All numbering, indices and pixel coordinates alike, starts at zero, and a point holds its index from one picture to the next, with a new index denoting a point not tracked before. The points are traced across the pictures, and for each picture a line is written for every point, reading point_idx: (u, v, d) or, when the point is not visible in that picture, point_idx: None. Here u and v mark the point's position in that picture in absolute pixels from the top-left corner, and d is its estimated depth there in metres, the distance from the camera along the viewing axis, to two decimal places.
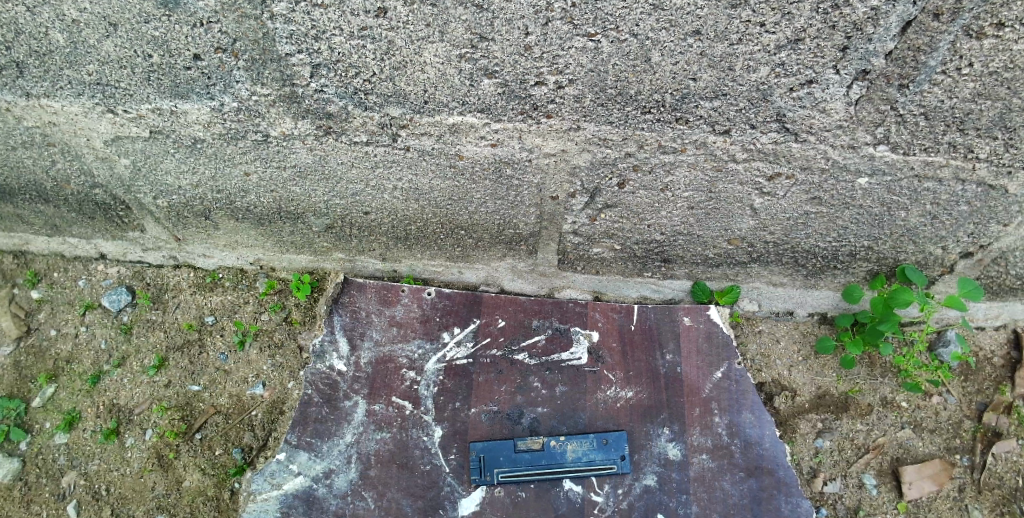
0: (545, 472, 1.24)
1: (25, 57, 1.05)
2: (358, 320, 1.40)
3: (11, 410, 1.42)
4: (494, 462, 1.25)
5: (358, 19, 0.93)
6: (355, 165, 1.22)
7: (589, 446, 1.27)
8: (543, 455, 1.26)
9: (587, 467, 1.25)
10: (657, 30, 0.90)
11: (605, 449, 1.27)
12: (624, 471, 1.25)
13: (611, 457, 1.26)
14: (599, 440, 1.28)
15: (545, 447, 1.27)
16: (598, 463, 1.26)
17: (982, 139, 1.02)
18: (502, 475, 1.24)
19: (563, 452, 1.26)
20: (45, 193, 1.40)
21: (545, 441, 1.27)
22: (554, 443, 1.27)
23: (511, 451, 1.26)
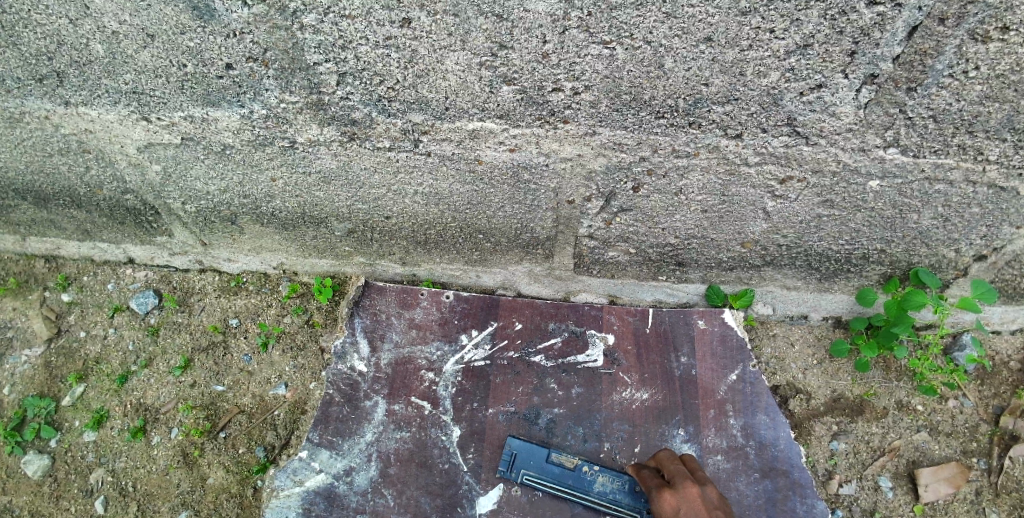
0: (567, 492, 1.22)
1: (65, 67, 1.11)
2: (378, 322, 1.43)
3: (42, 409, 1.47)
4: (521, 462, 1.26)
5: (383, 29, 0.97)
6: (377, 171, 1.26)
7: (620, 484, 1.23)
8: (571, 476, 1.24)
9: (610, 505, 1.21)
10: (670, 37, 0.94)
11: (635, 496, 1.21)
12: None
13: (641, 506, 1.20)
14: (632, 485, 1.23)
15: (575, 468, 1.25)
16: (624, 505, 1.21)
17: (991, 141, 1.04)
18: (526, 477, 1.24)
19: (592, 481, 1.23)
20: (78, 199, 1.45)
21: (577, 462, 1.26)
22: (587, 469, 1.25)
23: (541, 458, 1.26)
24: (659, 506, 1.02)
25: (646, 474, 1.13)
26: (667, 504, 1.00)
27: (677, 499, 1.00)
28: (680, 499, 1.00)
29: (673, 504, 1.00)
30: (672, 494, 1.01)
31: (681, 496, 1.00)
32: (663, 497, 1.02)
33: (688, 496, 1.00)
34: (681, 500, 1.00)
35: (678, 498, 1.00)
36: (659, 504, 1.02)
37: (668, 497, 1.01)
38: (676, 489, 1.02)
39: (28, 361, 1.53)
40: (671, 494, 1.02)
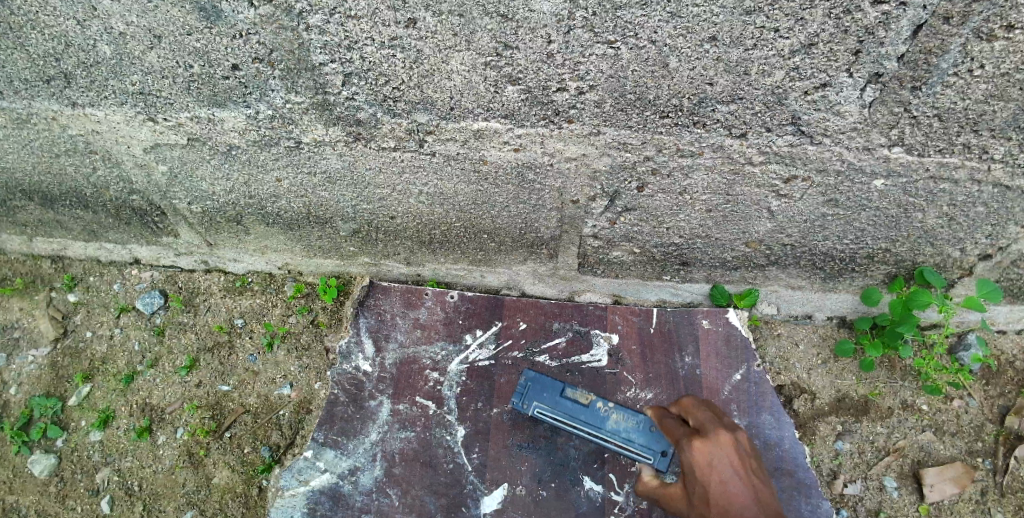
0: (579, 426, 1.18)
1: (73, 68, 1.11)
2: (383, 322, 1.44)
3: (48, 409, 1.47)
4: (531, 393, 1.24)
5: (389, 29, 0.98)
6: (382, 171, 1.26)
7: (635, 424, 1.14)
8: (584, 411, 1.19)
9: (621, 444, 1.13)
10: (674, 36, 0.94)
11: (651, 437, 1.11)
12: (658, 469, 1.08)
13: (654, 449, 1.10)
14: (649, 425, 1.12)
15: (589, 403, 1.19)
16: (638, 446, 1.11)
17: (996, 140, 1.04)
18: (538, 409, 1.23)
19: (605, 418, 1.16)
20: (84, 200, 1.46)
21: (592, 397, 1.20)
22: (602, 405, 1.18)
23: (553, 391, 1.23)
24: (686, 454, 0.83)
25: (668, 421, 0.95)
26: (698, 453, 0.81)
27: (710, 449, 0.81)
28: (712, 447, 0.81)
29: (705, 455, 0.80)
30: (703, 440, 0.82)
31: (714, 444, 0.81)
32: (691, 444, 0.83)
33: (722, 444, 0.81)
34: (714, 448, 0.81)
35: (711, 447, 0.81)
36: (686, 452, 0.83)
37: (698, 444, 0.82)
38: (706, 435, 0.83)
39: (35, 361, 1.53)
40: (702, 441, 0.82)
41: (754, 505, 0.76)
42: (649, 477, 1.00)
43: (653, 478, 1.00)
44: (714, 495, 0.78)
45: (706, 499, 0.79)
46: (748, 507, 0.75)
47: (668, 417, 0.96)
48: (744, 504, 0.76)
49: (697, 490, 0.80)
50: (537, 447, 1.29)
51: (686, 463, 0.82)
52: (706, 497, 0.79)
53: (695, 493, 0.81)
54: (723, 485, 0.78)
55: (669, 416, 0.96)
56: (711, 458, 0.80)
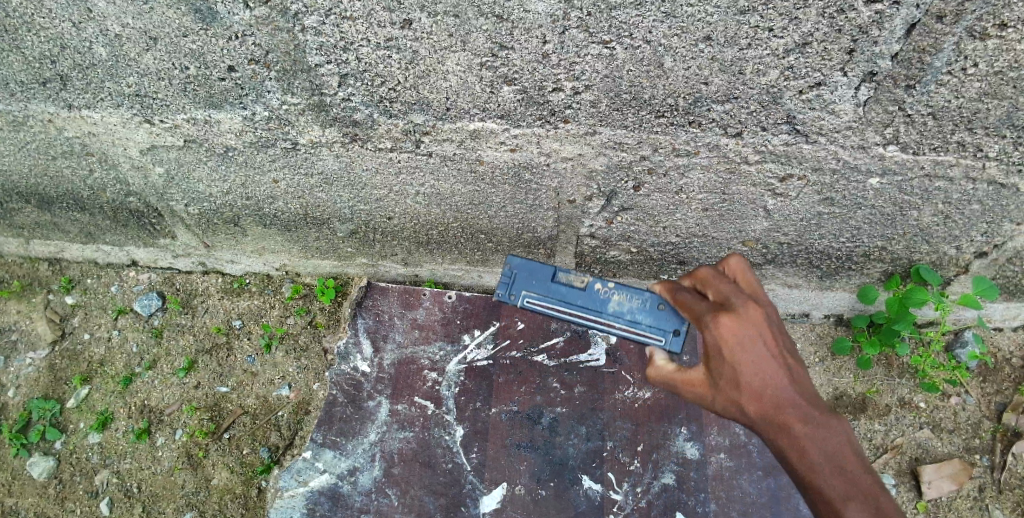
0: (580, 311, 1.12)
1: (69, 70, 1.11)
2: (381, 322, 1.44)
3: (47, 411, 1.47)
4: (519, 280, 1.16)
5: (384, 30, 0.98)
6: (379, 171, 1.27)
7: (638, 304, 1.10)
8: (582, 295, 1.13)
9: (626, 326, 1.10)
10: (669, 36, 0.94)
11: (660, 317, 1.08)
12: (671, 348, 1.07)
13: (663, 328, 1.08)
14: (656, 304, 1.09)
15: (586, 285, 1.13)
16: (645, 327, 1.09)
17: (991, 138, 1.05)
18: (529, 299, 1.15)
19: (606, 300, 1.12)
20: (81, 202, 1.46)
21: (589, 279, 1.14)
22: (599, 287, 1.13)
23: (544, 275, 1.15)
24: (714, 331, 0.80)
25: (686, 299, 0.90)
26: (728, 330, 0.78)
27: (741, 324, 0.78)
28: (742, 324, 0.79)
29: (736, 331, 0.78)
30: (734, 317, 0.79)
31: (744, 321, 0.79)
32: (721, 320, 0.80)
33: (753, 319, 0.79)
34: (746, 325, 0.79)
35: (742, 324, 0.79)
36: (714, 328, 0.80)
37: (727, 321, 0.79)
38: (735, 312, 0.80)
39: (33, 364, 1.53)
40: (732, 318, 0.79)
41: (789, 385, 0.77)
42: (662, 362, 0.94)
43: (667, 363, 0.93)
44: (746, 375, 0.78)
45: (737, 379, 0.78)
46: (783, 387, 0.77)
47: (686, 294, 0.91)
48: (779, 384, 0.77)
49: (725, 369, 0.79)
50: (536, 446, 1.29)
51: (713, 339, 0.80)
52: (736, 377, 0.79)
53: (722, 373, 0.80)
54: (756, 365, 0.77)
55: (687, 293, 0.91)
56: (743, 335, 0.78)
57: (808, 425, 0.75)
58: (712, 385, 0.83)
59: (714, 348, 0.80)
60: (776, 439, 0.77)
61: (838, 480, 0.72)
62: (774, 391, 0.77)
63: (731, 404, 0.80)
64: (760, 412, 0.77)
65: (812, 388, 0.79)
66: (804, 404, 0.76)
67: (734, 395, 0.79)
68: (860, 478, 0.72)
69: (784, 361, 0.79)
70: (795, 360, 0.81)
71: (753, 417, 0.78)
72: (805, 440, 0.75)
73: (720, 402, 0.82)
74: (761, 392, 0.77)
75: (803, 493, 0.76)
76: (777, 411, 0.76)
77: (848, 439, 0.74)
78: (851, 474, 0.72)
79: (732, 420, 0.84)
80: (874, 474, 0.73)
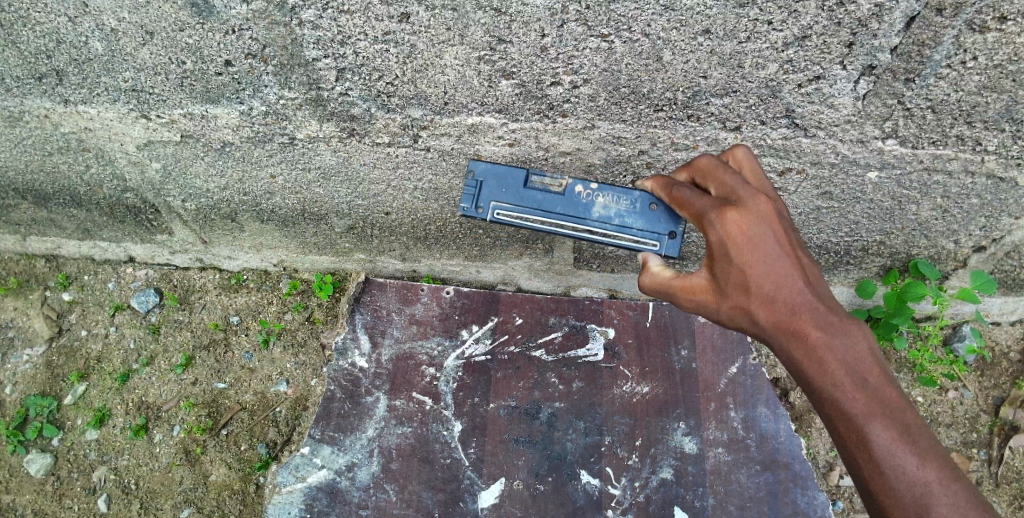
0: (564, 218, 1.08)
1: (65, 65, 1.11)
2: (379, 318, 1.43)
3: (43, 408, 1.47)
4: (495, 192, 1.11)
5: (382, 24, 0.98)
6: (377, 166, 1.26)
7: (626, 208, 1.07)
8: (565, 202, 1.09)
9: (616, 232, 1.07)
10: (668, 29, 0.94)
11: (650, 218, 1.06)
12: (667, 252, 1.05)
13: (655, 232, 1.05)
14: (645, 204, 1.06)
15: (568, 190, 1.09)
16: (637, 232, 1.06)
17: (989, 131, 1.05)
18: (505, 211, 1.09)
19: (592, 206, 1.08)
20: (78, 198, 1.45)
21: (570, 182, 1.09)
22: (581, 190, 1.09)
23: (521, 184, 1.10)
24: (720, 227, 0.75)
25: (686, 196, 0.84)
26: (736, 227, 0.74)
27: (750, 221, 0.74)
28: (751, 220, 0.74)
29: (746, 228, 0.74)
30: (742, 212, 0.74)
31: (753, 217, 0.74)
32: (728, 215, 0.75)
33: (761, 212, 0.75)
34: (754, 219, 0.74)
35: (750, 219, 0.74)
36: (720, 225, 0.76)
37: (735, 217, 0.75)
38: (743, 206, 0.75)
39: (30, 361, 1.53)
40: (739, 214, 0.75)
41: (802, 286, 0.74)
42: (658, 268, 0.88)
43: (665, 270, 0.87)
44: (755, 277, 0.74)
45: (745, 282, 0.75)
46: (795, 287, 0.73)
47: (685, 191, 0.85)
48: (791, 285, 0.73)
49: (733, 273, 0.76)
50: (534, 441, 1.29)
51: (719, 237, 0.76)
52: (744, 279, 0.75)
53: (728, 277, 0.76)
54: (766, 265, 0.74)
55: (685, 190, 0.85)
56: (751, 230, 0.74)
57: (823, 328, 0.71)
58: (717, 290, 0.79)
59: (719, 247, 0.76)
60: (786, 345, 0.74)
61: (857, 388, 0.68)
62: (786, 293, 0.73)
63: (738, 310, 0.77)
64: (771, 317, 0.74)
65: (825, 288, 0.76)
66: (818, 305, 0.73)
67: (742, 300, 0.76)
68: (879, 385, 0.68)
69: (795, 260, 0.75)
70: (806, 258, 0.77)
71: (763, 322, 0.75)
72: (821, 345, 0.71)
73: (725, 309, 0.79)
74: (771, 294, 0.74)
75: (815, 403, 0.73)
76: (789, 315, 0.73)
77: (867, 341, 0.70)
78: (871, 381, 0.68)
79: (737, 328, 0.80)
80: (894, 381, 0.69)
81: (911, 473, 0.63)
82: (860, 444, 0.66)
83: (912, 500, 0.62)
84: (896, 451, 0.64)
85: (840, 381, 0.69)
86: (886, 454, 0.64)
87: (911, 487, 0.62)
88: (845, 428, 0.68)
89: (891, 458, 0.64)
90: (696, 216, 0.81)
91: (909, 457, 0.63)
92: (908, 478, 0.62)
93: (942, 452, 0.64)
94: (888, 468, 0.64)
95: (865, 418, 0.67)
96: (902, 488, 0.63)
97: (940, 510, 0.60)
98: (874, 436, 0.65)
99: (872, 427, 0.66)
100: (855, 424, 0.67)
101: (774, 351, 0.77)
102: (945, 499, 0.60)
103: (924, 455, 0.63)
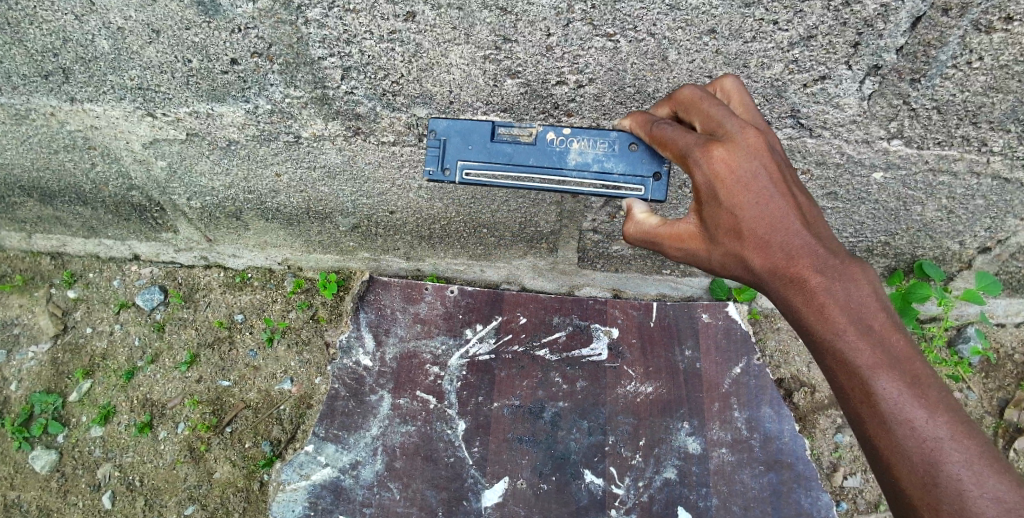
0: (539, 170, 1.04)
1: (71, 63, 1.11)
2: (383, 317, 1.43)
3: (49, 404, 1.48)
4: (462, 151, 1.07)
5: (387, 23, 0.98)
6: (382, 165, 1.26)
7: (604, 151, 1.02)
8: (538, 152, 1.05)
9: (597, 179, 1.03)
10: (673, 29, 0.94)
11: (632, 162, 1.01)
12: (654, 197, 1.01)
13: (638, 176, 1.01)
14: (625, 147, 1.01)
15: (540, 140, 1.05)
16: (619, 178, 1.01)
17: (995, 132, 1.05)
18: (474, 169, 1.06)
19: (567, 154, 1.04)
20: (84, 196, 1.45)
21: (540, 131, 1.05)
22: (553, 138, 1.04)
23: (489, 138, 1.06)
24: (706, 166, 0.73)
25: (667, 133, 0.81)
26: (724, 164, 0.72)
27: (738, 157, 0.73)
28: (740, 156, 0.73)
29: (734, 166, 0.72)
30: (729, 149, 0.73)
31: (741, 153, 0.73)
32: (714, 152, 0.73)
33: (750, 148, 0.73)
34: (742, 155, 0.73)
35: (738, 155, 0.73)
36: (705, 163, 0.74)
37: (722, 154, 0.73)
38: (731, 142, 0.74)
39: (35, 358, 1.54)
40: (727, 150, 0.73)
41: (799, 229, 0.73)
42: (643, 216, 0.89)
43: (651, 219, 0.88)
44: (746, 220, 0.73)
45: (736, 226, 0.74)
46: (791, 231, 0.72)
47: (667, 127, 0.82)
48: (786, 229, 0.73)
49: (723, 216, 0.75)
50: (538, 440, 1.30)
51: (705, 175, 0.74)
52: (735, 222, 0.74)
53: (717, 220, 0.76)
54: (757, 206, 0.73)
55: (667, 126, 0.83)
56: (741, 168, 0.72)
57: (823, 274, 0.71)
58: (708, 236, 0.78)
59: (706, 187, 0.74)
60: (784, 292, 0.74)
61: (861, 336, 0.68)
62: (782, 237, 0.72)
63: (730, 256, 0.76)
64: (766, 263, 0.74)
65: (824, 229, 0.75)
66: (816, 250, 0.72)
67: (734, 245, 0.75)
68: (886, 334, 0.68)
69: (790, 200, 0.74)
70: (802, 196, 0.76)
71: (757, 268, 0.75)
72: (820, 290, 0.71)
73: (716, 255, 0.78)
74: (766, 239, 0.73)
75: (816, 352, 0.73)
76: (785, 260, 0.73)
77: (871, 287, 0.70)
78: (876, 330, 0.68)
79: (730, 276, 0.80)
80: (900, 328, 0.69)
81: (919, 428, 0.64)
82: (865, 397, 0.67)
83: (919, 454, 0.63)
84: (903, 404, 0.65)
85: (840, 328, 0.69)
86: (892, 408, 0.65)
87: (919, 441, 0.63)
88: (848, 379, 0.69)
89: (898, 413, 0.65)
90: (678, 155, 0.79)
91: (918, 411, 0.64)
92: (917, 433, 0.64)
93: (951, 403, 0.65)
94: (895, 423, 0.65)
95: (870, 370, 0.67)
96: (910, 443, 0.64)
97: (948, 464, 0.62)
98: (876, 387, 0.66)
99: (878, 379, 0.66)
100: (859, 376, 0.68)
101: (771, 297, 0.77)
102: (955, 453, 0.62)
103: (933, 407, 0.64)
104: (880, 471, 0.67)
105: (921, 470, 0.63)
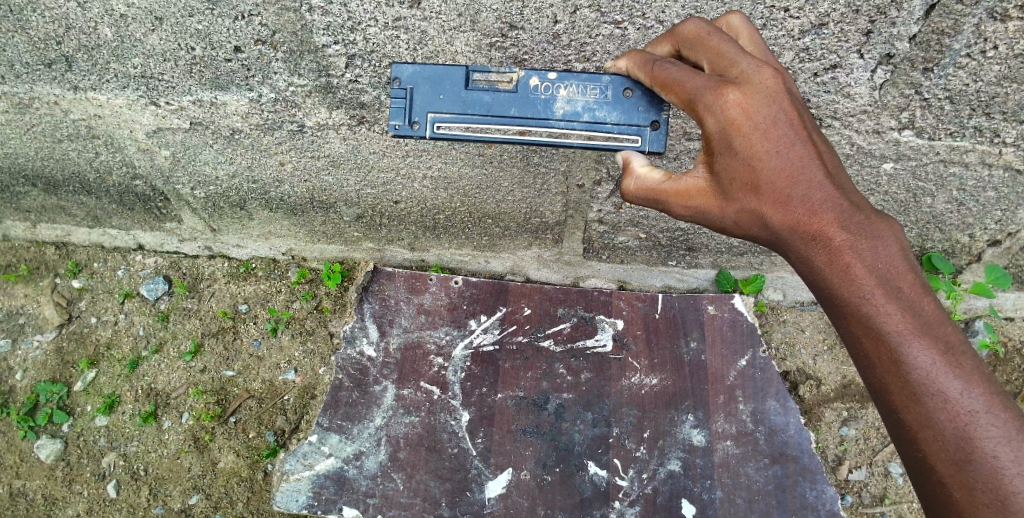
0: (524, 121, 0.98)
1: (74, 52, 1.10)
2: (387, 307, 1.42)
3: (54, 393, 1.49)
4: (432, 101, 1.00)
5: (393, 10, 0.97)
6: (386, 154, 1.24)
7: (595, 98, 0.97)
8: (520, 101, 0.99)
9: (587, 130, 0.98)
10: (683, 16, 0.93)
11: (627, 107, 0.96)
12: (651, 149, 0.97)
13: (634, 125, 0.96)
14: (618, 92, 0.96)
15: (521, 87, 0.99)
16: (612, 127, 0.97)
17: (1008, 123, 1.03)
18: (447, 119, 1.00)
19: (553, 102, 0.98)
20: (88, 185, 1.45)
21: (522, 77, 0.99)
22: (537, 86, 0.98)
23: (463, 86, 1.00)
24: (720, 111, 0.72)
25: (673, 75, 0.78)
26: (740, 111, 0.71)
27: (755, 102, 0.71)
28: (757, 102, 0.71)
29: (751, 113, 0.71)
30: (743, 94, 0.71)
31: (757, 97, 0.71)
32: (728, 97, 0.71)
33: (770, 94, 0.71)
34: (761, 103, 0.71)
35: (753, 98, 0.71)
36: (720, 110, 0.72)
37: (738, 98, 0.71)
38: (745, 86, 0.72)
39: (40, 347, 1.54)
40: (743, 94, 0.71)
41: (822, 184, 0.72)
42: (645, 171, 0.85)
43: (653, 174, 0.84)
44: (766, 175, 0.72)
45: (754, 180, 0.73)
46: (813, 186, 0.72)
47: (672, 69, 0.78)
48: (809, 184, 0.72)
49: (740, 170, 0.73)
50: (542, 432, 1.30)
51: (719, 121, 0.72)
52: (753, 176, 0.73)
53: (733, 175, 0.74)
54: (776, 159, 0.72)
55: (671, 66, 0.79)
56: (759, 118, 0.71)
57: (850, 233, 0.71)
58: (721, 192, 0.76)
59: (721, 137, 0.73)
60: (805, 251, 0.74)
61: (892, 301, 0.69)
62: (803, 193, 0.72)
63: (746, 213, 0.75)
64: (786, 220, 0.73)
65: (846, 184, 0.74)
66: (839, 206, 0.72)
67: (752, 201, 0.74)
68: (914, 299, 0.69)
69: (813, 154, 0.73)
70: (823, 149, 0.75)
71: (776, 225, 0.74)
72: (846, 249, 0.71)
73: (730, 214, 0.77)
74: (786, 194, 0.73)
75: (837, 317, 0.74)
76: (808, 217, 0.72)
77: (898, 247, 0.70)
78: (907, 295, 0.69)
79: (743, 233, 0.78)
80: (930, 292, 0.70)
81: (954, 402, 0.65)
82: (895, 366, 0.67)
83: (953, 428, 0.65)
84: (937, 375, 0.66)
85: (867, 291, 0.69)
86: (924, 378, 0.66)
87: (953, 416, 0.65)
88: (875, 347, 0.69)
89: (933, 385, 0.65)
90: (684, 100, 0.76)
91: (954, 383, 0.65)
92: (951, 407, 0.65)
93: (983, 374, 0.67)
94: (926, 395, 0.66)
95: (901, 338, 0.67)
96: (943, 417, 0.65)
97: (981, 439, 0.64)
98: (908, 355, 0.67)
99: (909, 348, 0.67)
100: (888, 343, 0.68)
101: (789, 257, 0.77)
102: (990, 428, 0.64)
103: (968, 379, 0.65)
104: (904, 443, 0.69)
105: (954, 446, 0.65)
